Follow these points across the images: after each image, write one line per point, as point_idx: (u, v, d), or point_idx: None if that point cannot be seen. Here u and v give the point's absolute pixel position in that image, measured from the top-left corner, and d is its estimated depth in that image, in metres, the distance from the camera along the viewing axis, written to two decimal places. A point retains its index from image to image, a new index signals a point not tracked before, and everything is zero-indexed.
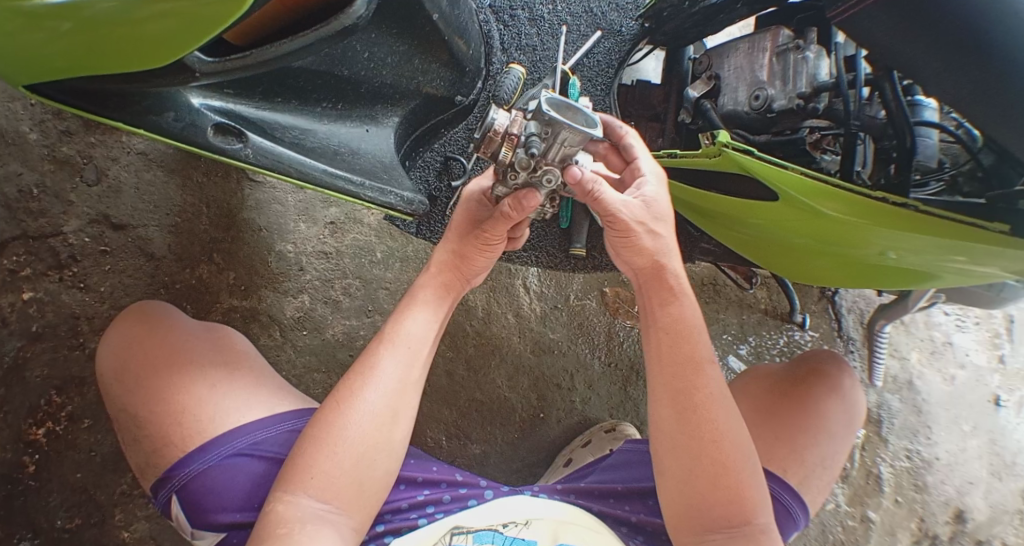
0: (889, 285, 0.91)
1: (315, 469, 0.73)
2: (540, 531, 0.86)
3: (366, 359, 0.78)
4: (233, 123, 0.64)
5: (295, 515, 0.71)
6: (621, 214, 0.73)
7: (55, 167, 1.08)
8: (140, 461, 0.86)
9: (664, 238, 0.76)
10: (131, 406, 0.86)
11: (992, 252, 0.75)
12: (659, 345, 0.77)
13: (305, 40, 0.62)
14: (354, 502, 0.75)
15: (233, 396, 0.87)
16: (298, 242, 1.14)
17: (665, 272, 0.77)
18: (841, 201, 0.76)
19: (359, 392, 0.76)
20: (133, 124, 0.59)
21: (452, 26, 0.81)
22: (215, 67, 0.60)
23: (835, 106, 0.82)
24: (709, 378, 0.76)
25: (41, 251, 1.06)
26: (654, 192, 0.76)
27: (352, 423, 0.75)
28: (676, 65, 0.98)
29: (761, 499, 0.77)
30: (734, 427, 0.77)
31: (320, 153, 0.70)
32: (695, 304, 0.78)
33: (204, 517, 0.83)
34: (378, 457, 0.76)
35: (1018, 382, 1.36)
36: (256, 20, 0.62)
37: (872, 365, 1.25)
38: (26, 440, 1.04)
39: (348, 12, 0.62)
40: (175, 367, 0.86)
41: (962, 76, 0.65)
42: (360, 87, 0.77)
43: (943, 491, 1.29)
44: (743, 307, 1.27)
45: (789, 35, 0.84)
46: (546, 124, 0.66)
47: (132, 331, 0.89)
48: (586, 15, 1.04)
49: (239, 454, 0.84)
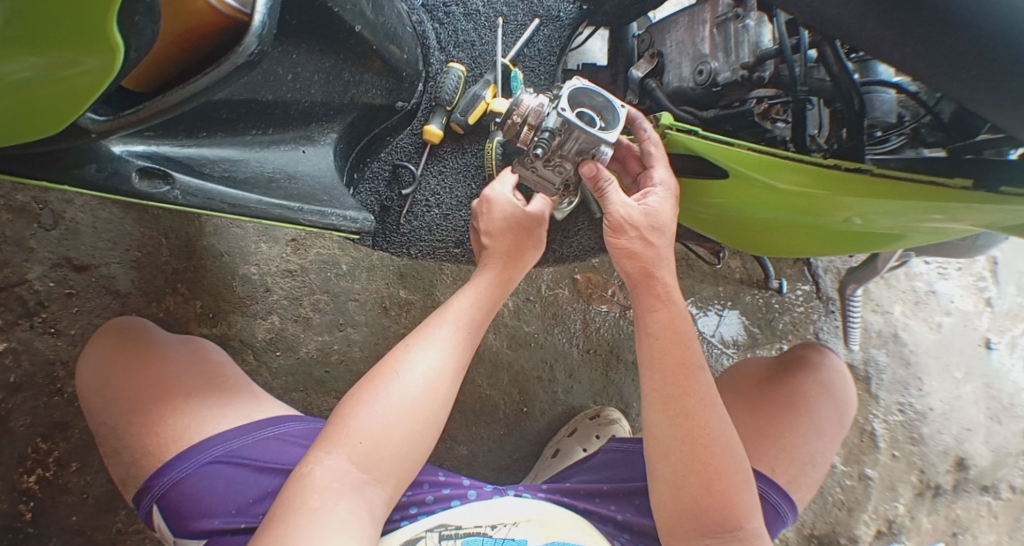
0: (858, 251, 0.90)
1: (360, 434, 0.74)
2: (530, 529, 0.86)
3: (417, 333, 0.81)
4: (159, 165, 0.63)
5: (334, 479, 0.72)
6: (615, 214, 0.75)
7: (12, 216, 1.06)
8: (120, 474, 0.86)
9: (658, 247, 0.76)
10: (110, 421, 0.86)
11: (961, 206, 0.73)
12: (648, 350, 0.76)
13: (200, 84, 0.57)
14: (391, 474, 0.75)
15: (206, 406, 0.87)
16: (261, 263, 1.13)
17: (653, 279, 0.76)
18: (797, 172, 0.74)
19: (407, 360, 0.78)
20: (59, 182, 0.58)
21: (381, 34, 0.80)
22: (110, 127, 0.55)
23: (781, 72, 0.79)
24: (700, 385, 0.76)
25: (8, 301, 1.06)
26: (658, 204, 0.76)
27: (400, 385, 0.76)
28: (620, 44, 0.96)
29: (753, 504, 0.79)
30: (727, 432, 0.77)
31: (254, 183, 0.69)
32: (684, 310, 0.77)
33: (185, 524, 0.83)
34: (421, 430, 0.76)
35: (1008, 323, 1.35)
36: (149, 62, 0.60)
37: (846, 329, 1.23)
38: (19, 489, 1.05)
39: (240, 50, 0.57)
40: (154, 381, 0.87)
41: (904, 34, 0.62)
42: (289, 109, 0.75)
43: (941, 441, 1.28)
44: (717, 279, 1.25)
45: (728, 4, 0.82)
46: (562, 122, 0.75)
47: (111, 357, 0.89)
48: (522, 4, 1.00)
49: (216, 462, 0.84)
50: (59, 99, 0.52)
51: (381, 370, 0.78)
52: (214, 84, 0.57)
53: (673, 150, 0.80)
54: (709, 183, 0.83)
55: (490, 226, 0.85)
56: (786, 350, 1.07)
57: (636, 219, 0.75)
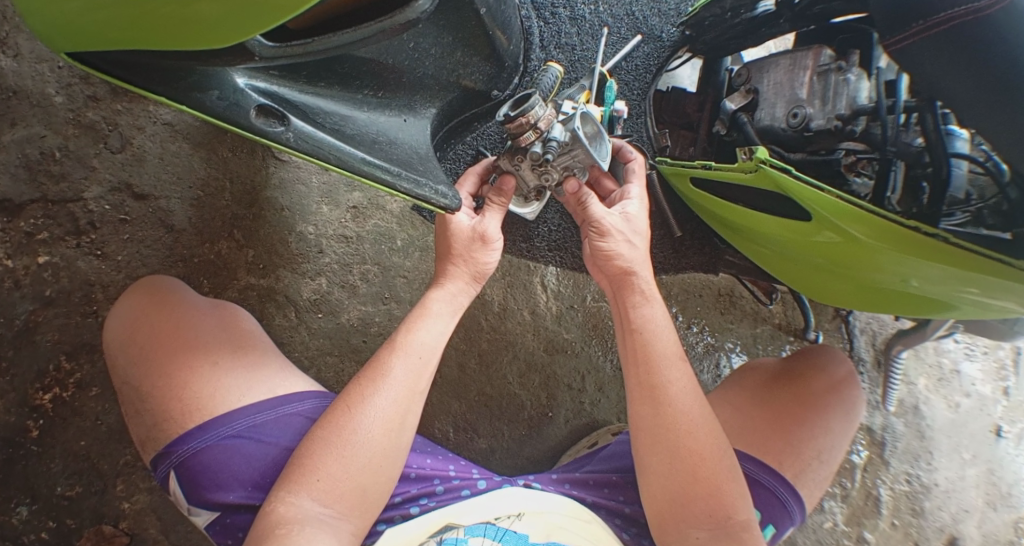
0: (907, 313, 0.90)
1: (319, 472, 0.76)
2: (532, 523, 0.84)
3: (377, 364, 0.80)
4: (276, 105, 0.64)
5: (296, 516, 0.73)
6: (603, 221, 0.83)
7: (79, 132, 1.06)
8: (140, 434, 0.85)
9: (638, 252, 0.84)
10: (134, 380, 0.84)
11: (997, 284, 0.71)
12: (628, 346, 0.83)
13: (367, 32, 0.65)
14: (356, 506, 0.77)
15: (233, 374, 0.85)
16: (319, 225, 1.14)
17: (631, 280, 0.84)
18: (858, 222, 0.74)
19: (370, 397, 0.78)
20: (178, 100, 0.58)
21: (497, 21, 0.81)
22: (275, 52, 0.60)
23: (874, 130, 0.80)
24: (680, 373, 0.81)
25: (59, 215, 1.05)
26: (635, 212, 0.85)
27: (362, 429, 0.77)
28: (713, 75, 0.98)
29: (742, 494, 0.80)
30: (709, 419, 0.81)
31: (359, 140, 0.68)
32: (664, 308, 0.84)
33: (201, 495, 0.82)
34: (383, 463, 0.78)
35: (1020, 414, 1.35)
36: (321, 11, 0.65)
37: (886, 391, 1.26)
38: (32, 404, 1.03)
39: (415, 6, 0.66)
40: (180, 347, 0.84)
41: (999, 115, 0.64)
42: (402, 77, 0.76)
43: (939, 517, 1.29)
44: (757, 321, 1.27)
45: (831, 55, 0.83)
46: (570, 135, 0.80)
47: (139, 311, 0.87)
48: (627, 18, 1.11)
49: (238, 436, 0.83)
50: (184, 26, 0.53)
51: (342, 406, 0.78)
52: (378, 32, 0.66)
53: (760, 186, 0.82)
54: (777, 221, 0.85)
55: (450, 248, 0.85)
56: (796, 350, 1.09)
57: (620, 228, 0.83)
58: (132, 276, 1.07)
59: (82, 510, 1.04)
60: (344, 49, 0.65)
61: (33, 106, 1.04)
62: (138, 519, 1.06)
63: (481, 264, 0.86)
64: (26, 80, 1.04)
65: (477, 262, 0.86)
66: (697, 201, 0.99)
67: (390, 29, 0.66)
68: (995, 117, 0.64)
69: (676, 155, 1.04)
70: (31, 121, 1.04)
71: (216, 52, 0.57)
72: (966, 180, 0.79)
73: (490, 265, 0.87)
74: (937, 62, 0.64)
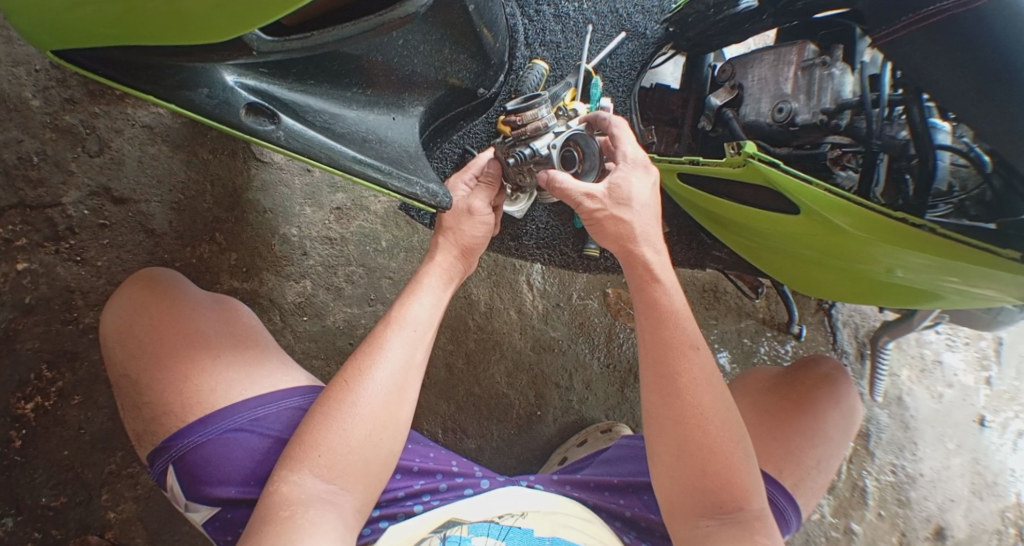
0: (897, 304, 0.91)
1: (321, 447, 0.75)
2: (537, 521, 0.83)
3: (372, 340, 0.79)
4: (265, 103, 0.63)
5: (299, 497, 0.73)
6: (580, 200, 0.79)
7: (56, 136, 1.03)
8: (137, 429, 0.83)
9: (633, 223, 0.79)
10: (133, 372, 0.82)
11: (986, 273, 0.72)
12: (645, 333, 0.80)
13: (367, 25, 0.64)
14: (359, 481, 0.76)
15: (233, 369, 0.84)
16: (303, 227, 1.13)
17: (634, 257, 0.79)
18: (847, 215, 0.74)
19: (367, 371, 0.77)
20: (166, 99, 0.57)
21: (484, 18, 0.81)
22: (273, 47, 0.59)
23: (858, 123, 0.81)
24: (692, 362, 0.78)
25: (37, 220, 1.02)
26: (624, 176, 0.80)
27: (362, 401, 0.76)
28: (695, 71, 0.99)
29: (755, 484, 0.79)
30: (722, 409, 0.79)
31: (349, 139, 0.68)
32: (678, 292, 0.80)
33: (201, 489, 0.81)
34: (384, 437, 0.77)
35: (1003, 404, 1.38)
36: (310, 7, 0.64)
37: (873, 381, 1.28)
38: (13, 414, 1.00)
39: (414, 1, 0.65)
40: (180, 341, 0.82)
41: (980, 109, 0.66)
42: (392, 74, 0.76)
43: (925, 507, 1.31)
44: (742, 315, 1.29)
45: (815, 51, 0.83)
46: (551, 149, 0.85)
47: (138, 304, 0.85)
48: (611, 16, 1.12)
49: (240, 429, 0.81)
50: (160, 19, 0.51)
51: (340, 380, 0.77)
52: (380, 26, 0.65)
53: (750, 181, 0.82)
54: (768, 216, 0.86)
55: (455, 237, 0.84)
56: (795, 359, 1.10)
57: (601, 195, 0.79)
58: (113, 281, 1.05)
59: (67, 521, 1.02)
60: (342, 43, 0.64)
61: (9, 110, 1.01)
62: (123, 528, 1.04)
63: (468, 237, 0.85)
64: (1, 84, 1.01)
65: (461, 233, 0.85)
66: (688, 197, 1.00)
67: (388, 24, 0.65)
68: (982, 110, 0.66)
69: (660, 152, 1.05)
70: (9, 125, 1.01)
71: (213, 44, 0.56)
72: (947, 172, 0.79)
73: (477, 243, 0.86)
74: (924, 55, 0.65)
